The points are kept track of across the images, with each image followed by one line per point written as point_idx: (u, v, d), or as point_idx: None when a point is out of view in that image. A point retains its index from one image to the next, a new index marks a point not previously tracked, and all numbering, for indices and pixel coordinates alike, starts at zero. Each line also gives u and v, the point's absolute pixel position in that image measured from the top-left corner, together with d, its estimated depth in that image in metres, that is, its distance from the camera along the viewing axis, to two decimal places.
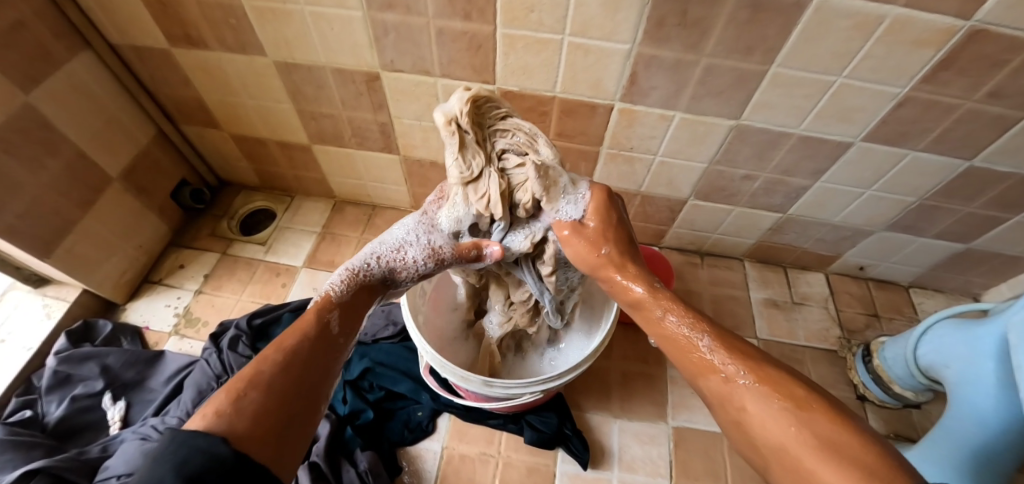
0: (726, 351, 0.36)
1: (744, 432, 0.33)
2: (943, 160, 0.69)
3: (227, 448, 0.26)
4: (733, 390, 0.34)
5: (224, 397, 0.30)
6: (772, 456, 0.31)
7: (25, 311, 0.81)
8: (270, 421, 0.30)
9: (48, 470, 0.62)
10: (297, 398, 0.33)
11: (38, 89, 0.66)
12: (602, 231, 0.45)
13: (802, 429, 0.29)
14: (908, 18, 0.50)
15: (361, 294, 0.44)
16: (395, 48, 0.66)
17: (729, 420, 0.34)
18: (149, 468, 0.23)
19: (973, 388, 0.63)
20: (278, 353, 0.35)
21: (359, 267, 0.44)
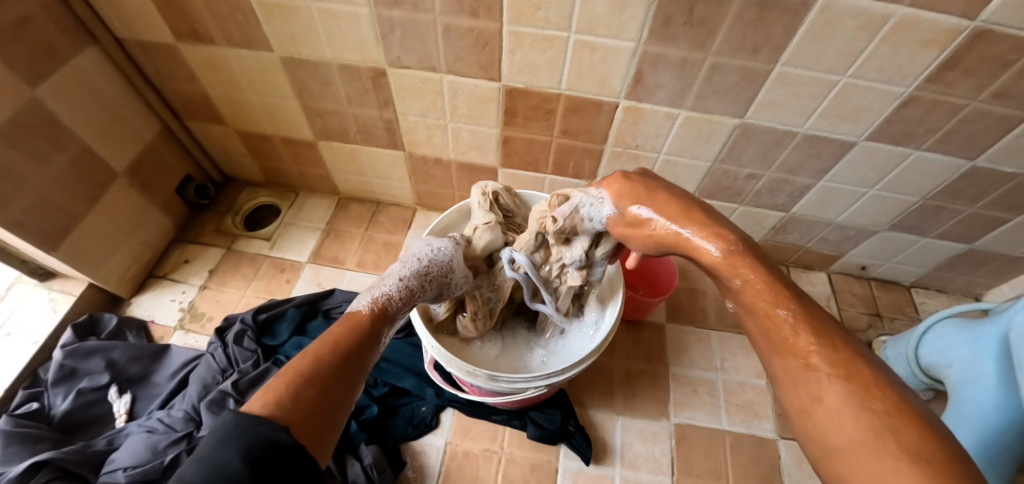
0: (812, 334, 0.31)
1: (809, 423, 0.29)
2: (947, 159, 0.69)
3: (288, 439, 0.27)
4: (811, 378, 0.29)
5: (281, 388, 0.31)
6: (836, 456, 0.27)
7: (31, 305, 0.81)
8: (319, 420, 0.30)
9: (55, 462, 0.62)
10: (348, 394, 0.34)
11: (45, 84, 0.66)
12: (664, 203, 0.41)
13: (887, 438, 0.25)
14: (913, 18, 0.50)
15: (408, 297, 0.44)
16: (401, 45, 0.66)
17: (794, 405, 0.30)
18: (217, 449, 0.26)
19: (976, 387, 0.63)
20: (333, 354, 0.34)
21: (411, 280, 0.46)
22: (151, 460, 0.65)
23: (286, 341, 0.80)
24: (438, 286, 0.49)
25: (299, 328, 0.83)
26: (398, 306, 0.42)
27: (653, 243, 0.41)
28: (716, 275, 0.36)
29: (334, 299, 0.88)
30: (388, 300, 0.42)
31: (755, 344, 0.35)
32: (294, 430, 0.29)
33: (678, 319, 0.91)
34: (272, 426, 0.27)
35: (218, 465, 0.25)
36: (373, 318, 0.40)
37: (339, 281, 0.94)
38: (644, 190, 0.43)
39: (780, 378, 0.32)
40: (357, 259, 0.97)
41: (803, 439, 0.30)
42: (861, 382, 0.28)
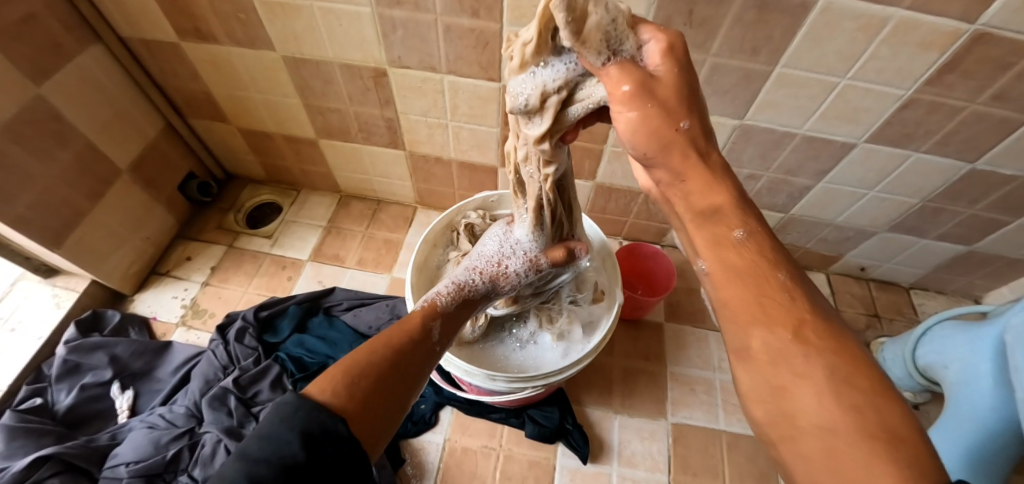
0: (806, 305, 0.29)
1: (777, 398, 0.27)
2: (947, 161, 0.69)
3: (346, 432, 0.29)
4: (794, 351, 0.27)
5: (338, 378, 0.33)
6: (807, 435, 0.25)
7: (35, 301, 0.82)
8: (372, 416, 0.32)
9: (59, 456, 0.63)
10: (398, 393, 0.35)
11: (49, 81, 0.67)
12: (688, 93, 0.31)
13: (870, 416, 0.23)
14: (912, 20, 0.51)
15: (463, 301, 0.51)
16: (402, 44, 0.66)
17: (765, 382, 0.28)
18: (277, 428, 0.27)
19: (973, 387, 0.64)
20: (387, 350, 0.37)
21: (464, 282, 0.53)
22: (153, 455, 0.66)
23: (287, 338, 0.81)
24: (490, 281, 0.54)
25: (300, 325, 0.83)
26: (447, 303, 0.49)
27: (648, 126, 0.31)
28: (712, 222, 0.32)
29: (334, 297, 0.88)
30: (439, 298, 0.49)
31: (722, 311, 0.31)
32: (348, 419, 0.30)
33: (677, 318, 0.92)
34: (330, 414, 0.29)
35: (277, 443, 0.26)
36: (425, 314, 0.45)
37: (340, 278, 0.94)
38: (683, 62, 0.32)
39: (749, 347, 0.29)
40: (358, 256, 0.98)
41: (760, 413, 0.28)
42: (843, 362, 0.26)
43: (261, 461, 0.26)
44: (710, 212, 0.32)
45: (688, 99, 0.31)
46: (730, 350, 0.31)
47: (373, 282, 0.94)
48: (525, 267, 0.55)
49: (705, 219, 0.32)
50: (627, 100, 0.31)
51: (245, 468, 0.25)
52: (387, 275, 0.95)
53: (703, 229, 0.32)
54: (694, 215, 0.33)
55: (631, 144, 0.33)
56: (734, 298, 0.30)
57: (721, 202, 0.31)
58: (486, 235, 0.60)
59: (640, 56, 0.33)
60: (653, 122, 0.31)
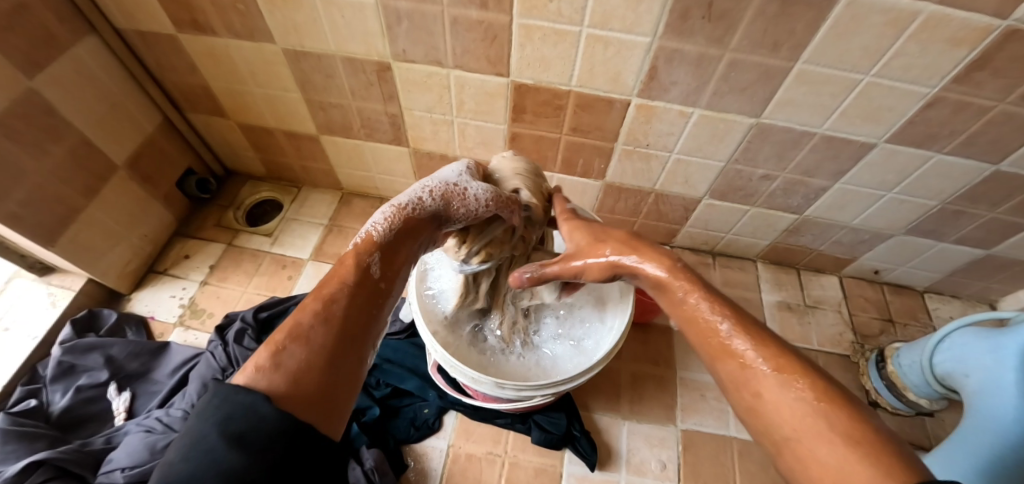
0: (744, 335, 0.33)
1: (758, 419, 0.31)
2: (970, 163, 0.66)
3: (269, 410, 0.25)
4: (750, 376, 0.31)
5: (265, 351, 0.30)
6: (784, 446, 0.28)
7: (29, 300, 0.80)
8: (312, 382, 0.28)
9: (52, 461, 0.61)
10: (335, 356, 0.31)
11: (41, 74, 0.65)
12: (600, 238, 0.46)
13: (819, 421, 0.27)
14: (944, 15, 0.48)
15: (406, 233, 0.39)
16: (407, 36, 0.64)
17: (743, 406, 0.32)
18: (197, 421, 0.25)
19: (995, 398, 0.61)
20: (318, 303, 0.32)
21: (408, 203, 0.40)
22: (149, 460, 0.64)
23: None
24: (444, 202, 0.42)
25: None
26: (386, 234, 0.38)
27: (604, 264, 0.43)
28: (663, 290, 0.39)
29: None
30: (376, 229, 0.38)
31: (695, 348, 0.37)
32: (271, 397, 0.26)
33: None
34: (250, 394, 0.26)
35: (196, 438, 0.24)
36: (361, 252, 0.36)
37: None
38: (594, 223, 0.49)
39: (726, 379, 0.33)
40: None
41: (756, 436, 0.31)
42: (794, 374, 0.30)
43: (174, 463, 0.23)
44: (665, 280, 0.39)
45: (602, 238, 0.46)
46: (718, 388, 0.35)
47: None
48: (487, 195, 0.43)
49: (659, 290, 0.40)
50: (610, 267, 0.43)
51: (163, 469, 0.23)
52: None
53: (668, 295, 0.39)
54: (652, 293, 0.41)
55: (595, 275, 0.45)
56: (696, 345, 0.36)
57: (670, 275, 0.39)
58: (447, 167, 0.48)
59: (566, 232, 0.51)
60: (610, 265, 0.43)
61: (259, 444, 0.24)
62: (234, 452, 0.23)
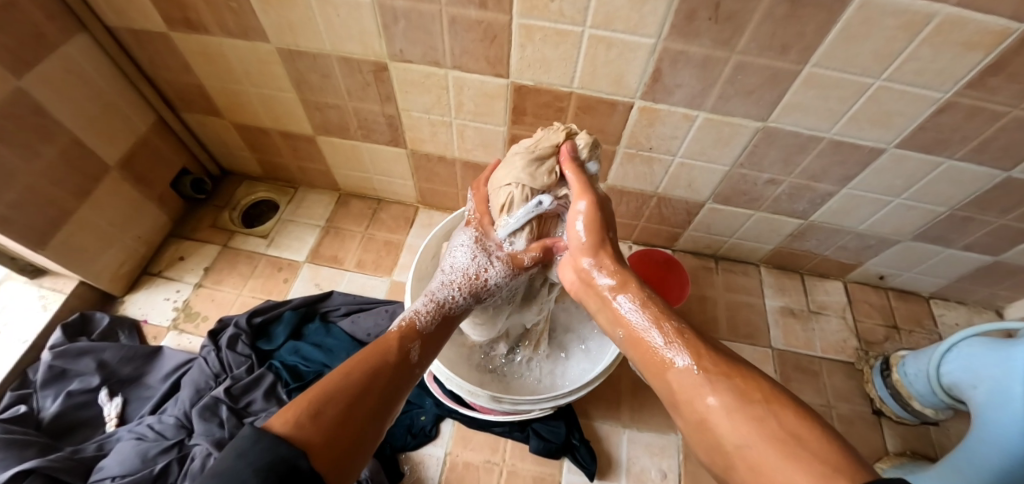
0: (683, 347, 0.37)
1: (707, 433, 0.32)
2: (981, 169, 0.65)
3: (306, 465, 0.28)
4: (698, 387, 0.34)
5: (306, 405, 0.32)
6: (739, 458, 0.28)
7: (21, 302, 0.79)
8: (345, 443, 0.32)
9: (41, 470, 0.60)
10: (367, 423, 0.35)
11: (30, 73, 0.63)
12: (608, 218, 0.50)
13: (766, 420, 0.28)
14: (961, 18, 0.46)
15: (440, 323, 0.50)
16: (404, 36, 0.62)
17: (696, 425, 0.33)
18: (234, 462, 0.26)
19: (1000, 411, 0.59)
20: (361, 373, 0.38)
21: (443, 299, 0.51)
22: (140, 468, 0.63)
23: (282, 345, 0.78)
24: (473, 293, 0.51)
25: (296, 331, 0.80)
26: (425, 321, 0.49)
27: (587, 246, 0.47)
28: (624, 289, 0.45)
29: (332, 302, 0.85)
30: (415, 319, 0.48)
31: (649, 369, 0.40)
32: (308, 453, 0.29)
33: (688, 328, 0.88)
34: (292, 447, 0.28)
35: (231, 478, 0.24)
36: (402, 337, 0.45)
37: (338, 281, 0.91)
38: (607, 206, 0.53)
39: (676, 392, 0.35)
40: (357, 258, 0.94)
41: (706, 457, 0.32)
42: (737, 386, 0.32)
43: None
44: (616, 287, 0.46)
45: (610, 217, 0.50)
46: (672, 409, 0.37)
47: (373, 285, 0.91)
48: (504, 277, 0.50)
49: (603, 301, 0.46)
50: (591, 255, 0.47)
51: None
52: (387, 278, 0.92)
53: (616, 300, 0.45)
54: (596, 305, 0.47)
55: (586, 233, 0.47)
56: (648, 365, 0.40)
57: (620, 281, 0.46)
58: (456, 239, 0.53)
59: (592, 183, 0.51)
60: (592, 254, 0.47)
61: None
62: None
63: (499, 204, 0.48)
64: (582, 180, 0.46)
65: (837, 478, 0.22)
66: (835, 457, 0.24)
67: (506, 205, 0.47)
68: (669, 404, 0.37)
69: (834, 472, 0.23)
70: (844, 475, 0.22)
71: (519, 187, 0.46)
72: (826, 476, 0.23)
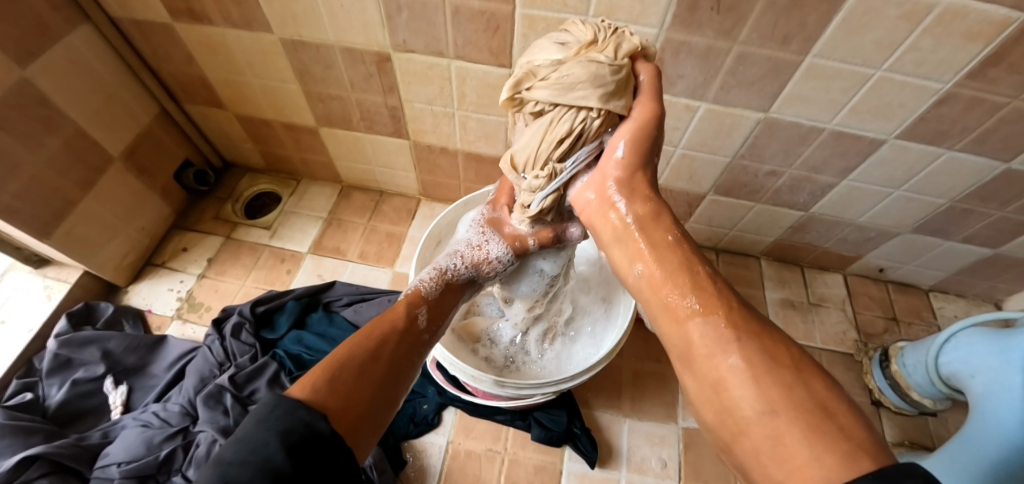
0: (706, 297, 0.33)
1: (718, 394, 0.29)
2: (981, 161, 0.65)
3: (325, 427, 0.28)
4: (720, 344, 0.30)
5: (320, 373, 0.33)
6: (756, 425, 0.26)
7: (26, 292, 0.80)
8: (360, 410, 0.32)
9: (48, 456, 0.61)
10: (382, 389, 0.35)
11: (35, 63, 0.63)
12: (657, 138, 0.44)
13: (796, 389, 0.26)
14: (961, 8, 0.46)
15: (445, 293, 0.51)
16: (408, 27, 0.62)
17: (705, 382, 0.30)
18: (255, 427, 0.26)
19: (999, 399, 0.60)
20: (369, 341, 0.38)
21: (447, 268, 0.52)
22: (145, 455, 0.64)
23: (285, 335, 0.79)
24: (474, 266, 0.53)
25: (299, 321, 0.81)
26: (430, 289, 0.50)
27: (628, 165, 0.42)
28: (654, 224, 0.41)
29: (335, 292, 0.86)
30: (421, 286, 0.49)
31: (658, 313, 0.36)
32: (326, 417, 0.29)
33: None
34: (310, 410, 0.28)
35: (252, 442, 0.25)
36: (409, 303, 0.46)
37: (341, 272, 0.91)
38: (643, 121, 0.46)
39: (692, 344, 0.32)
40: (359, 250, 0.95)
41: (713, 418, 0.30)
42: (766, 349, 0.29)
43: (235, 463, 0.24)
44: (646, 218, 0.41)
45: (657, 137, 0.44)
46: (680, 360, 0.33)
47: (375, 276, 0.91)
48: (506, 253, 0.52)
49: (625, 232, 0.41)
50: (617, 179, 0.42)
51: (218, 472, 0.24)
52: (389, 270, 0.92)
53: (642, 235, 0.40)
54: (613, 236, 0.42)
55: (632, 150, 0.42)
56: (658, 311, 0.36)
57: (648, 211, 0.41)
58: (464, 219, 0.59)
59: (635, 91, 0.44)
60: (619, 180, 0.42)
61: (309, 456, 0.26)
62: (290, 460, 0.25)
63: (571, 128, 0.39)
64: (655, 87, 0.42)
65: (863, 458, 0.21)
66: (865, 440, 0.22)
67: (576, 130, 0.40)
68: (677, 356, 0.34)
69: (860, 451, 0.22)
70: (869, 455, 0.21)
71: (604, 110, 0.39)
72: (850, 459, 0.21)
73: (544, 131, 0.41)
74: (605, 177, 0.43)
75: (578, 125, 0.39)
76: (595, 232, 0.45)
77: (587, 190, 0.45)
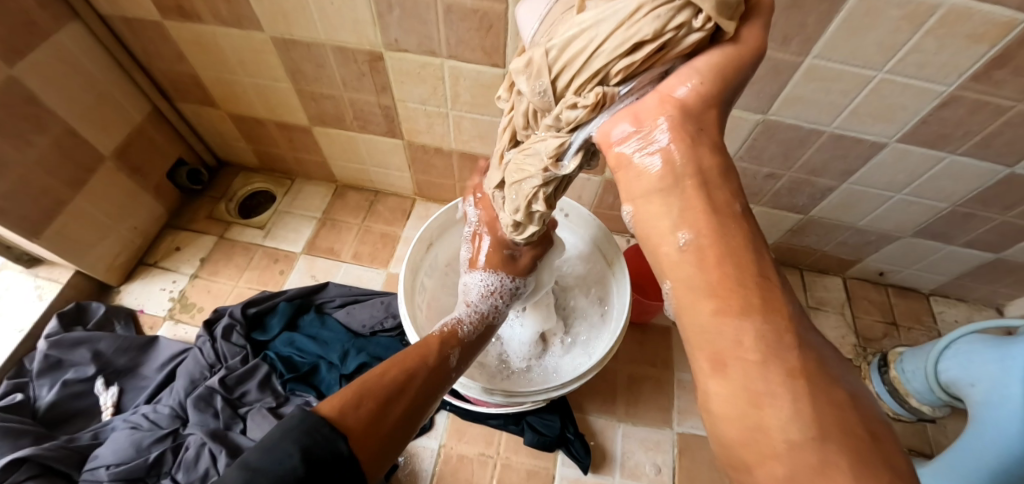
0: (756, 291, 0.21)
1: (749, 409, 0.20)
2: (983, 165, 0.64)
3: (346, 449, 0.29)
4: (774, 344, 0.20)
5: (349, 396, 0.32)
6: (795, 454, 0.18)
7: (17, 291, 0.79)
8: (380, 439, 0.31)
9: (36, 458, 0.60)
10: (405, 422, 0.34)
11: (22, 61, 0.62)
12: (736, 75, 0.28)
13: (846, 409, 0.18)
14: (966, 9, 0.45)
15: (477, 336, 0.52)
16: (399, 26, 0.61)
17: (728, 387, 0.20)
18: (281, 437, 0.28)
19: (998, 408, 0.59)
20: (401, 372, 0.37)
21: (486, 312, 0.54)
22: (134, 458, 0.64)
23: (277, 336, 0.78)
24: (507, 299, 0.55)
25: (290, 322, 0.80)
26: (468, 331, 0.51)
27: (705, 95, 0.25)
28: (714, 185, 0.24)
29: (327, 293, 0.85)
30: (456, 327, 0.50)
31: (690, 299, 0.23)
32: (349, 438, 0.29)
33: None
34: (332, 427, 0.29)
35: (278, 453, 0.27)
36: (443, 339, 0.46)
37: (334, 273, 0.91)
38: None
39: (731, 343, 0.21)
40: (353, 250, 0.94)
41: (733, 433, 0.20)
42: (820, 355, 0.20)
43: (259, 471, 0.26)
44: (714, 175, 0.24)
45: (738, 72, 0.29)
46: (704, 350, 0.22)
47: (369, 277, 0.91)
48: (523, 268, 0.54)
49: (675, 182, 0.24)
50: (681, 107, 0.25)
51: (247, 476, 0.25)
52: (383, 270, 0.92)
53: (701, 194, 0.23)
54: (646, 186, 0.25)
55: (719, 86, 0.26)
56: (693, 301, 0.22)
57: (718, 163, 0.24)
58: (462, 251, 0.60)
59: None
60: (684, 108, 0.25)
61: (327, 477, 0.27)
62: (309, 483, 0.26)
63: (659, 32, 0.24)
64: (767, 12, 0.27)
65: None
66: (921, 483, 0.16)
67: (664, 37, 0.24)
68: (699, 348, 0.22)
69: None
70: None
71: (712, 23, 0.24)
72: None
73: (620, 23, 0.25)
74: (666, 102, 0.25)
75: (669, 31, 0.24)
76: (620, 181, 0.27)
77: (626, 117, 0.27)
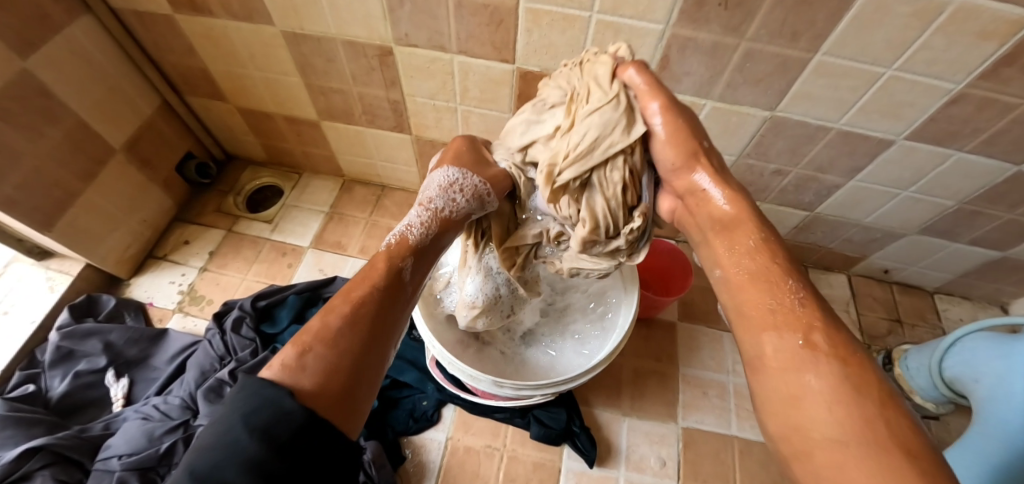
0: (787, 317, 0.32)
1: (787, 416, 0.29)
2: (991, 163, 0.64)
3: (291, 403, 0.28)
4: (799, 362, 0.30)
5: (293, 350, 0.33)
6: (818, 448, 0.27)
7: (28, 283, 0.80)
8: (337, 379, 0.31)
9: (49, 447, 0.61)
10: (360, 361, 0.34)
11: (36, 53, 0.63)
12: (692, 124, 0.43)
13: (868, 415, 0.26)
14: (976, 7, 0.45)
15: (437, 236, 0.46)
16: (410, 20, 0.61)
17: (772, 396, 0.31)
18: (227, 413, 0.28)
19: (1005, 404, 0.59)
20: (347, 305, 0.37)
21: (440, 207, 0.46)
22: (146, 448, 0.64)
23: (286, 329, 0.79)
24: (476, 201, 0.46)
25: (299, 315, 0.81)
26: (422, 235, 0.44)
27: (681, 167, 0.43)
28: (733, 230, 0.39)
29: (335, 287, 0.85)
30: (408, 232, 0.44)
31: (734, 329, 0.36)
32: (295, 395, 0.29)
33: (690, 318, 0.88)
34: (275, 388, 0.29)
35: (225, 429, 0.26)
36: (389, 257, 0.41)
37: (342, 267, 0.91)
38: (680, 112, 0.43)
39: (764, 356, 0.32)
40: (360, 244, 0.94)
41: (779, 429, 0.30)
42: (857, 375, 0.28)
43: (208, 448, 0.26)
44: (729, 224, 0.39)
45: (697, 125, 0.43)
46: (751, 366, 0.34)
47: None
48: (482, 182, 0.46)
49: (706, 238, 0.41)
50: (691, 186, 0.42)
51: (197, 455, 0.26)
52: None
53: (728, 242, 0.39)
54: (699, 237, 0.42)
55: (675, 150, 0.43)
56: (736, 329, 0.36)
57: (730, 216, 0.40)
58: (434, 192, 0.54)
59: (632, 88, 0.43)
60: (692, 188, 0.42)
61: (282, 432, 0.26)
62: (258, 444, 0.25)
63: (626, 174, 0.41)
64: (653, 83, 0.42)
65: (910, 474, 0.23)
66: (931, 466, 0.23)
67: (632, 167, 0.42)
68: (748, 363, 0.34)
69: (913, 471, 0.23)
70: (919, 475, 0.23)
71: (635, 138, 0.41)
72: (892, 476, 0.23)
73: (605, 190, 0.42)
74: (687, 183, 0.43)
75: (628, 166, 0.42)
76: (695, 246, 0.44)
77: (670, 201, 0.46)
